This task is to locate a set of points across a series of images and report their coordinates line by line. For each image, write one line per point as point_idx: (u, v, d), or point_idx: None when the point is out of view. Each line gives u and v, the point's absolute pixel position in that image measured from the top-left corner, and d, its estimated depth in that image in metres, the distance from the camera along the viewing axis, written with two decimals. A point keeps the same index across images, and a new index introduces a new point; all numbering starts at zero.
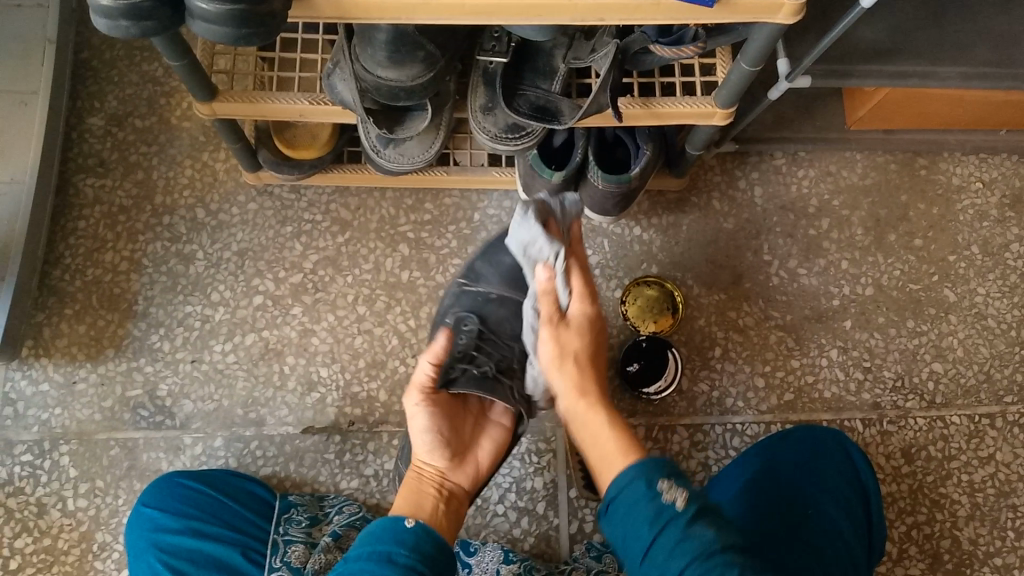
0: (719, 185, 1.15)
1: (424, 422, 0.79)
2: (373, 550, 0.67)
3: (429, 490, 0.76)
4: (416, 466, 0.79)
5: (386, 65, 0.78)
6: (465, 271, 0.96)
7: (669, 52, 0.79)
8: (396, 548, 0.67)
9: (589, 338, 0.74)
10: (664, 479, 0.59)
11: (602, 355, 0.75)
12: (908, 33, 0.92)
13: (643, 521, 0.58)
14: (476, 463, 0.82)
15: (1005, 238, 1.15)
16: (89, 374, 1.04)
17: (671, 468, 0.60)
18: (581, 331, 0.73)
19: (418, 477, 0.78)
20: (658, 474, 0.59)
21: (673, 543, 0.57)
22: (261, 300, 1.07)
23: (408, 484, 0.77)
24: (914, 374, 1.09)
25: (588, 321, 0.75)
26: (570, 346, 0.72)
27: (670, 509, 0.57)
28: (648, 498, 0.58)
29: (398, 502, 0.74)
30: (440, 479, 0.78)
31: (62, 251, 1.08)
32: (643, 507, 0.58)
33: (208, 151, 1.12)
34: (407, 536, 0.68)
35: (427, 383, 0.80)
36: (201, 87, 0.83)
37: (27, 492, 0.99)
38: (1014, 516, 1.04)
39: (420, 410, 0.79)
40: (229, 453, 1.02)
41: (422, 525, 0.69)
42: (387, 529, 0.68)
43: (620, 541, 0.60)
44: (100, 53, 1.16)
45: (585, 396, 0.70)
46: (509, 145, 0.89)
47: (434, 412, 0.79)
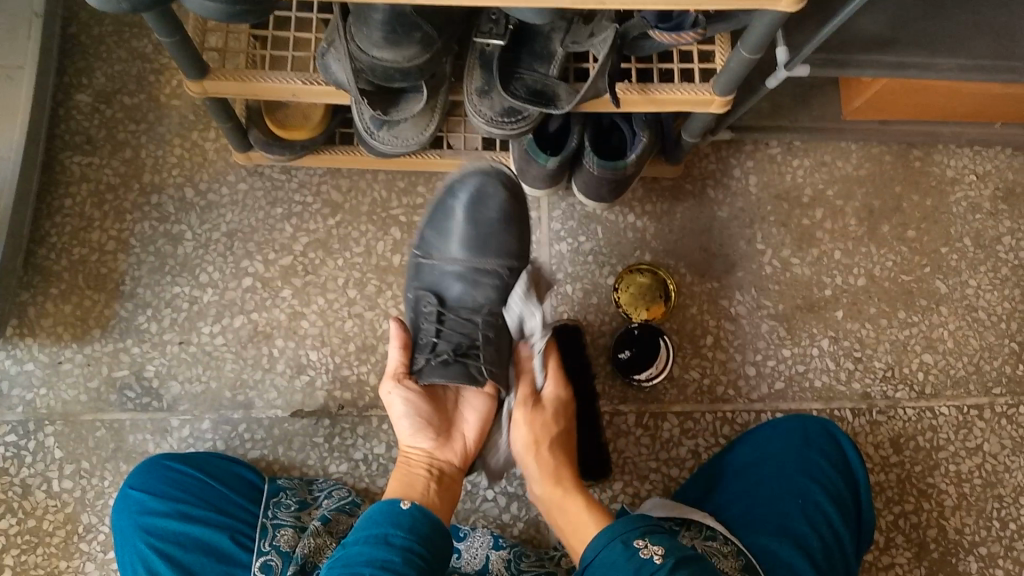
0: (714, 173, 1.14)
1: (405, 407, 0.80)
2: (370, 533, 0.68)
3: (419, 471, 0.76)
4: (404, 451, 0.79)
5: (382, 45, 0.76)
6: (418, 244, 0.93)
7: (669, 38, 0.78)
8: (394, 530, 0.68)
9: (559, 421, 0.82)
10: (639, 539, 0.67)
11: (570, 436, 0.84)
12: (906, 24, 0.91)
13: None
14: (463, 439, 0.81)
15: (998, 231, 1.15)
16: (75, 355, 1.02)
17: (647, 530, 0.68)
18: (555, 416, 0.82)
19: (406, 461, 0.78)
20: (633, 535, 0.68)
21: None
22: (250, 282, 1.06)
23: (398, 469, 0.77)
24: (904, 365, 1.09)
25: (559, 405, 0.83)
26: (544, 432, 0.80)
27: (648, 564, 0.65)
28: (626, 558, 0.66)
29: (389, 487, 0.74)
30: (428, 459, 0.78)
31: (48, 229, 1.06)
32: (624, 565, 0.66)
33: (197, 130, 1.11)
34: (404, 518, 0.69)
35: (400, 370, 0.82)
36: (191, 65, 0.81)
37: (11, 472, 0.98)
38: (1000, 507, 1.05)
39: (396, 398, 0.80)
40: (217, 436, 1.01)
41: (418, 506, 0.71)
42: (385, 512, 0.70)
43: None
44: (87, 28, 1.13)
45: (560, 478, 0.78)
46: (504, 129, 0.88)
47: (410, 395, 0.80)
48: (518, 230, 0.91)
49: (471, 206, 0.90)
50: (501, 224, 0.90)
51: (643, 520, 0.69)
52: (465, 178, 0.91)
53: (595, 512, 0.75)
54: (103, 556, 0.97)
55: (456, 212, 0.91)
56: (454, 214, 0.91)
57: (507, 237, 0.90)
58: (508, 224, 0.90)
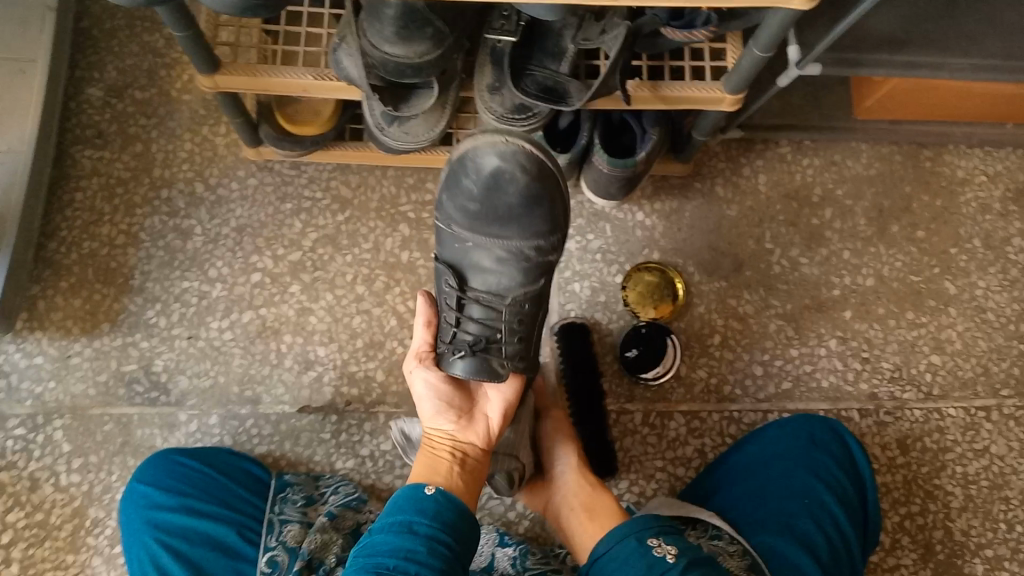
0: (723, 171, 1.14)
1: (428, 388, 0.81)
2: (395, 520, 0.69)
3: (443, 453, 0.77)
4: (426, 432, 0.80)
5: (393, 40, 0.77)
6: (439, 212, 0.87)
7: (681, 35, 0.79)
8: (418, 518, 0.69)
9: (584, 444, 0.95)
10: (653, 538, 0.69)
11: None
12: (919, 23, 0.90)
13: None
14: (487, 421, 0.81)
15: (1008, 232, 1.14)
16: (85, 348, 1.03)
17: (662, 529, 0.70)
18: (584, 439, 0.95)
19: (428, 441, 0.79)
20: (648, 534, 0.69)
21: None
22: (259, 278, 1.06)
23: (421, 450, 0.78)
24: (912, 366, 1.09)
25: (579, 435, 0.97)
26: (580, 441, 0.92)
27: (660, 563, 0.67)
28: (639, 556, 0.68)
29: (413, 470, 0.75)
30: (450, 441, 0.78)
31: (58, 223, 1.07)
32: (636, 563, 0.68)
33: (207, 124, 1.11)
34: (428, 505, 0.70)
35: (423, 351, 0.84)
36: (204, 60, 0.81)
37: (20, 465, 0.99)
38: (1007, 509, 1.04)
39: (418, 378, 0.82)
40: (225, 431, 1.01)
41: (442, 492, 0.71)
42: (409, 499, 0.70)
43: None
44: (99, 22, 1.14)
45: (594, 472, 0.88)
46: (516, 126, 0.88)
47: (431, 378, 0.81)
48: (545, 209, 0.83)
49: (491, 185, 0.82)
50: (525, 207, 0.82)
51: (658, 520, 0.71)
52: (482, 154, 0.81)
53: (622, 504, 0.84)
54: (110, 550, 0.97)
55: (475, 191, 0.83)
56: (471, 192, 0.83)
57: (533, 217, 0.83)
58: (532, 206, 0.82)
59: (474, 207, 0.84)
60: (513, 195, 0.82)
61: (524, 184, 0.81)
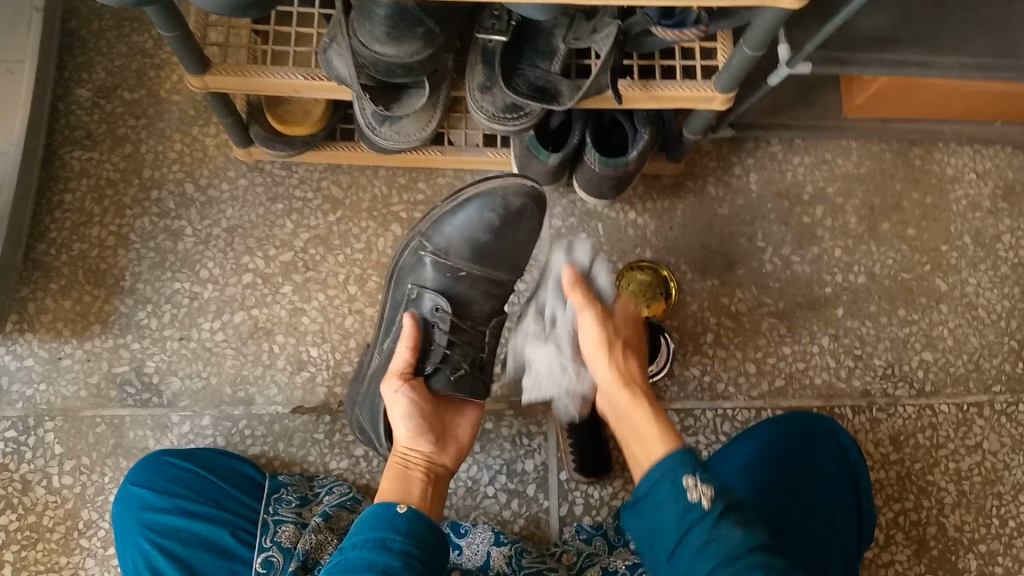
0: (714, 170, 1.14)
1: (404, 408, 0.79)
2: (367, 538, 0.65)
3: (416, 474, 0.76)
4: (400, 454, 0.78)
5: (384, 40, 0.77)
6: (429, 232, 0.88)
7: (671, 35, 0.78)
8: (392, 534, 0.66)
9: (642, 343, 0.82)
10: (688, 478, 0.61)
11: (643, 351, 0.82)
12: (907, 21, 0.91)
13: (670, 520, 0.61)
14: (456, 445, 0.82)
15: (997, 229, 1.15)
16: (75, 350, 1.02)
17: (697, 464, 0.63)
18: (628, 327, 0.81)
19: (403, 461, 0.77)
20: (682, 473, 0.62)
21: (702, 543, 0.60)
22: (251, 278, 1.06)
23: (393, 468, 0.76)
24: (904, 362, 1.09)
25: (635, 325, 0.83)
26: (624, 338, 0.78)
27: (696, 510, 0.60)
28: (673, 500, 0.61)
29: (383, 488, 0.73)
30: (426, 460, 0.78)
31: (48, 224, 1.06)
32: (669, 508, 0.61)
33: (198, 125, 1.11)
34: (401, 522, 0.67)
35: (403, 369, 0.81)
36: (193, 59, 0.81)
37: (11, 468, 0.98)
38: (1000, 504, 1.05)
39: (400, 398, 0.79)
40: (217, 432, 1.01)
41: (414, 509, 0.68)
42: (380, 516, 0.67)
43: (647, 533, 0.64)
44: (88, 23, 1.13)
45: (634, 381, 0.74)
46: (507, 125, 0.88)
47: (413, 398, 0.80)
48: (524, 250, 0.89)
49: (471, 213, 0.86)
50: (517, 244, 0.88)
51: (692, 452, 0.64)
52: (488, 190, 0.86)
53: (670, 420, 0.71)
54: (103, 552, 0.97)
55: (473, 221, 0.86)
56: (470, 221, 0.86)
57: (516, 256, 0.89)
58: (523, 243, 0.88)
59: (473, 237, 0.86)
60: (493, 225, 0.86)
61: (507, 215, 0.85)
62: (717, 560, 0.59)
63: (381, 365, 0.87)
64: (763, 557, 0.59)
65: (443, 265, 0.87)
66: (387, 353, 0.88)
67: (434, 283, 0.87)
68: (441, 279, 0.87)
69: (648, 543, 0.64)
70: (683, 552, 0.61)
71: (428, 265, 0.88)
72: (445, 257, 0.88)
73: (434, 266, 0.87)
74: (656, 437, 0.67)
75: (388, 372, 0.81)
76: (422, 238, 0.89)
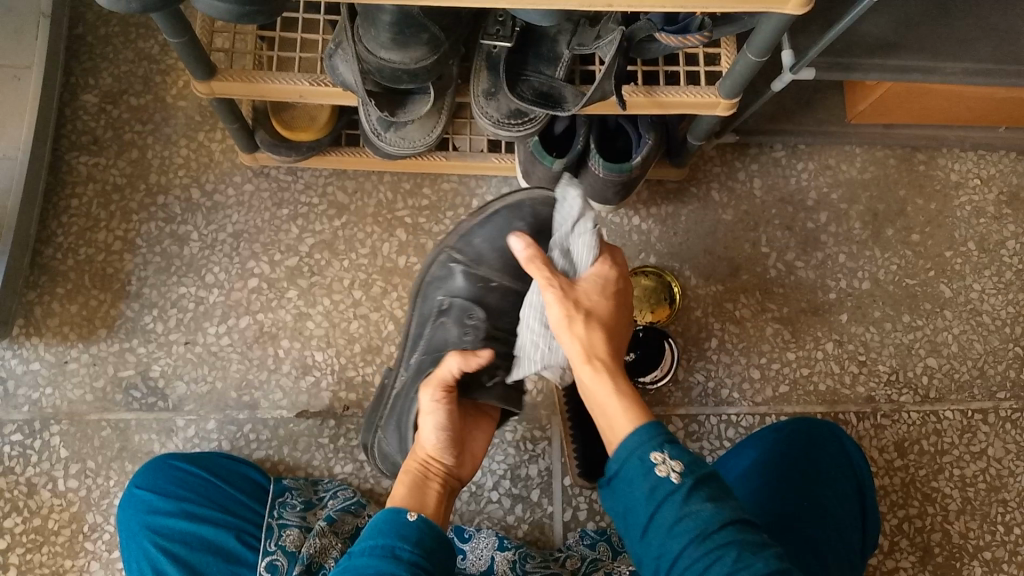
0: (718, 176, 1.14)
1: (438, 420, 0.75)
2: (375, 545, 0.63)
3: (433, 485, 0.72)
4: (420, 462, 0.74)
5: (390, 47, 0.77)
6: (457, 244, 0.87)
7: (676, 41, 0.78)
8: (400, 543, 0.63)
9: (620, 311, 0.75)
10: (656, 453, 0.60)
11: (623, 317, 0.76)
12: (911, 28, 0.91)
13: (640, 498, 0.60)
14: (470, 461, 0.80)
15: (1002, 235, 1.15)
16: (81, 354, 1.03)
17: (666, 440, 0.61)
18: (602, 297, 0.75)
19: (422, 469, 0.73)
20: (650, 449, 0.60)
21: (673, 520, 0.58)
22: (256, 283, 1.06)
23: (411, 475, 0.72)
24: (909, 368, 1.09)
25: (613, 292, 0.76)
26: (593, 310, 0.73)
27: (664, 485, 0.59)
28: (641, 477, 0.60)
29: (397, 496, 0.69)
30: (446, 475, 0.75)
31: (55, 229, 1.06)
32: (638, 485, 0.60)
33: (204, 130, 1.11)
34: (411, 531, 0.64)
35: (445, 380, 0.76)
36: (199, 65, 0.81)
37: (17, 471, 0.98)
38: (1005, 511, 1.05)
39: (436, 408, 0.75)
40: (222, 436, 1.01)
41: (425, 518, 0.65)
42: (391, 523, 0.64)
43: (622, 513, 0.62)
44: (95, 29, 1.14)
45: (598, 359, 0.70)
46: (511, 131, 0.89)
47: (449, 412, 0.76)
48: None
49: (504, 221, 0.86)
50: None
51: (660, 428, 0.62)
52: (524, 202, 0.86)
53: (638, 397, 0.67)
54: (108, 556, 0.97)
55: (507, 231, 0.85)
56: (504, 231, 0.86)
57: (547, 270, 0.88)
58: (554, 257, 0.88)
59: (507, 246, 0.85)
60: (528, 233, 0.84)
61: (541, 224, 0.84)
62: (687, 537, 0.57)
63: (405, 381, 0.85)
64: (736, 533, 0.57)
65: (475, 275, 0.86)
66: (410, 368, 0.86)
67: (463, 292, 0.86)
68: (470, 287, 0.86)
69: (621, 524, 0.63)
70: (655, 531, 0.59)
71: (459, 276, 0.87)
72: (475, 266, 0.86)
73: (465, 275, 0.86)
74: (616, 421, 0.64)
75: (429, 379, 0.76)
76: (451, 250, 0.88)
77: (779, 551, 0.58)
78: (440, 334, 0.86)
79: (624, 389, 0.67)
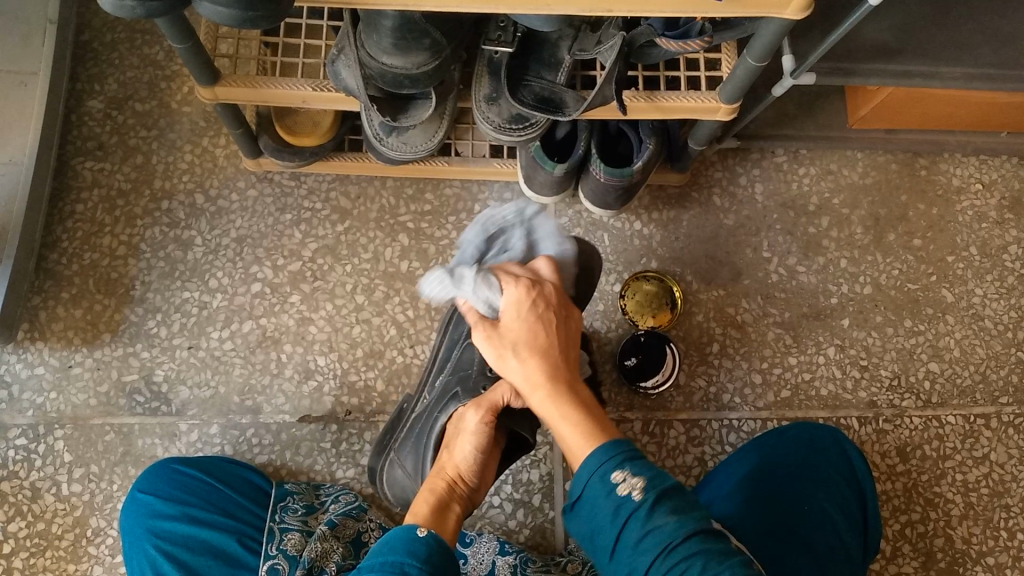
0: (720, 181, 1.15)
1: (477, 442, 0.76)
2: (384, 561, 0.60)
3: (454, 507, 0.72)
4: (447, 478, 0.75)
5: (391, 52, 0.78)
6: None
7: (676, 46, 0.78)
8: (410, 559, 0.60)
9: (551, 325, 0.72)
10: (617, 472, 0.60)
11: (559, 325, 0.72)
12: (912, 32, 0.92)
13: (605, 518, 0.60)
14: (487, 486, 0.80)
15: (1004, 240, 1.15)
16: (85, 359, 1.03)
17: (626, 458, 0.61)
18: (524, 317, 0.72)
19: (449, 488, 0.74)
20: (610, 468, 0.60)
21: (637, 538, 0.58)
22: (259, 288, 1.06)
23: (437, 493, 0.72)
24: (910, 373, 1.09)
25: (536, 306, 0.73)
26: (520, 335, 0.70)
27: (628, 503, 0.59)
28: (604, 496, 0.60)
29: (421, 511, 0.69)
30: (467, 499, 0.75)
31: (59, 234, 1.07)
32: (601, 505, 0.60)
33: (208, 136, 1.12)
34: (420, 548, 0.61)
35: (495, 406, 0.77)
36: (203, 70, 0.82)
37: (21, 475, 0.99)
38: (1007, 516, 1.04)
39: (479, 432, 0.75)
40: (225, 441, 1.01)
41: (434, 535, 0.63)
42: (401, 540, 0.62)
43: (589, 536, 0.62)
44: (100, 35, 1.15)
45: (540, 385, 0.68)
46: (513, 136, 0.90)
47: (484, 439, 0.75)
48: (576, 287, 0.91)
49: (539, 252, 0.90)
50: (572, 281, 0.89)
51: (619, 446, 0.62)
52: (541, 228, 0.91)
53: (588, 419, 0.65)
54: (112, 559, 0.97)
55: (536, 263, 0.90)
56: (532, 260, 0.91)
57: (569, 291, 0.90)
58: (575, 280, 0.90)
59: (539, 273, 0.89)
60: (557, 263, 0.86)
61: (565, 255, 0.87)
62: (654, 552, 0.57)
63: (431, 400, 0.89)
64: (701, 544, 0.57)
65: None
66: (438, 388, 0.90)
67: None
68: None
69: (590, 545, 0.63)
70: (622, 548, 0.59)
71: None
72: None
73: None
74: (576, 444, 0.64)
75: (476, 400, 0.77)
76: None
77: (747, 558, 0.58)
78: (468, 355, 0.89)
79: (572, 415, 0.65)
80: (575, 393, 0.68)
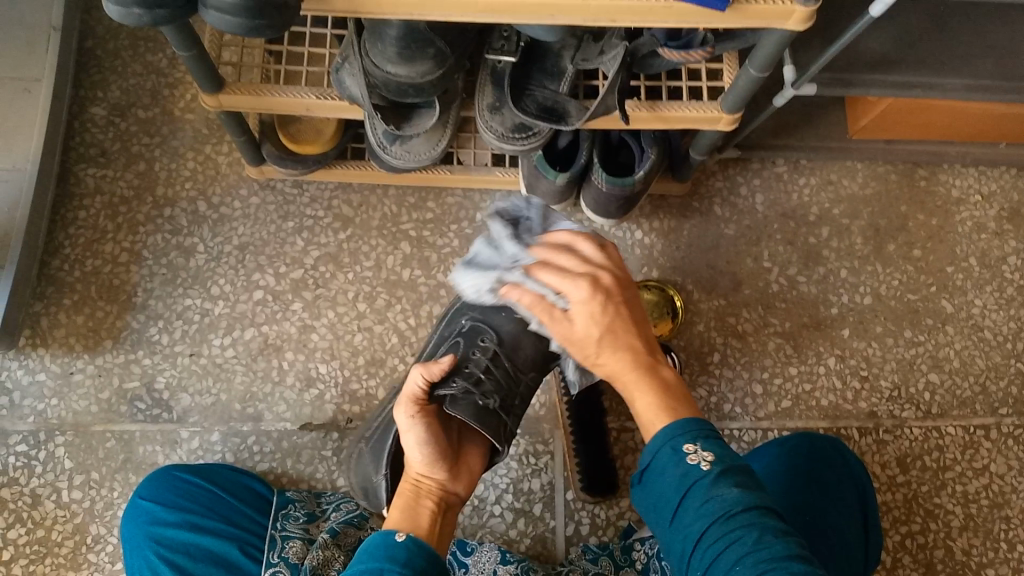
0: (721, 191, 1.15)
1: (419, 436, 0.74)
2: (365, 568, 0.60)
3: (426, 504, 0.71)
4: (415, 480, 0.74)
5: (396, 61, 0.78)
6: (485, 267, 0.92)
7: (679, 56, 0.78)
8: (390, 564, 0.60)
9: (619, 321, 0.69)
10: (689, 444, 0.61)
11: (625, 312, 0.70)
12: (911, 44, 0.92)
13: (670, 485, 0.61)
14: (467, 473, 0.78)
15: (1003, 251, 1.16)
16: (86, 365, 1.03)
17: (702, 434, 0.62)
18: (592, 322, 0.69)
19: (416, 489, 0.73)
20: (682, 440, 0.61)
21: (699, 504, 0.59)
22: (261, 295, 1.06)
23: (405, 497, 0.71)
24: (910, 384, 1.10)
25: (605, 303, 0.69)
26: (591, 340, 0.69)
27: (694, 472, 0.60)
28: (673, 463, 0.61)
29: (392, 518, 0.68)
30: (441, 490, 0.74)
31: (62, 240, 1.07)
32: (669, 472, 0.61)
33: (210, 144, 1.12)
34: (400, 552, 0.62)
35: (418, 394, 0.76)
36: (206, 77, 0.82)
37: (21, 482, 0.98)
38: (1007, 527, 1.04)
39: (412, 424, 0.73)
40: (226, 448, 1.01)
41: (413, 538, 0.63)
42: (381, 547, 0.62)
43: (653, 506, 0.63)
44: (105, 43, 1.15)
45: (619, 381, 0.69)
46: (516, 145, 0.90)
47: (421, 431, 0.73)
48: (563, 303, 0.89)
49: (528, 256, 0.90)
50: None
51: (695, 422, 0.63)
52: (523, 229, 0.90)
53: (663, 401, 0.65)
54: (111, 567, 0.97)
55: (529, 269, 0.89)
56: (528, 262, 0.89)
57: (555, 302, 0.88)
58: None
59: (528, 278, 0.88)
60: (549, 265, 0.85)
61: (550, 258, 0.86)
62: (711, 518, 0.58)
63: None
64: (760, 517, 0.57)
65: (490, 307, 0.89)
66: None
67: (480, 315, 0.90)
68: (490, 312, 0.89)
69: (654, 516, 0.63)
70: (684, 515, 0.60)
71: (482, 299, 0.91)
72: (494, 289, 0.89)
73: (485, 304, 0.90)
74: (652, 421, 0.65)
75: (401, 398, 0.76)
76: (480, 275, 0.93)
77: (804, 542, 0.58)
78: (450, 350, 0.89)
79: (647, 399, 0.66)
80: (656, 372, 0.68)
